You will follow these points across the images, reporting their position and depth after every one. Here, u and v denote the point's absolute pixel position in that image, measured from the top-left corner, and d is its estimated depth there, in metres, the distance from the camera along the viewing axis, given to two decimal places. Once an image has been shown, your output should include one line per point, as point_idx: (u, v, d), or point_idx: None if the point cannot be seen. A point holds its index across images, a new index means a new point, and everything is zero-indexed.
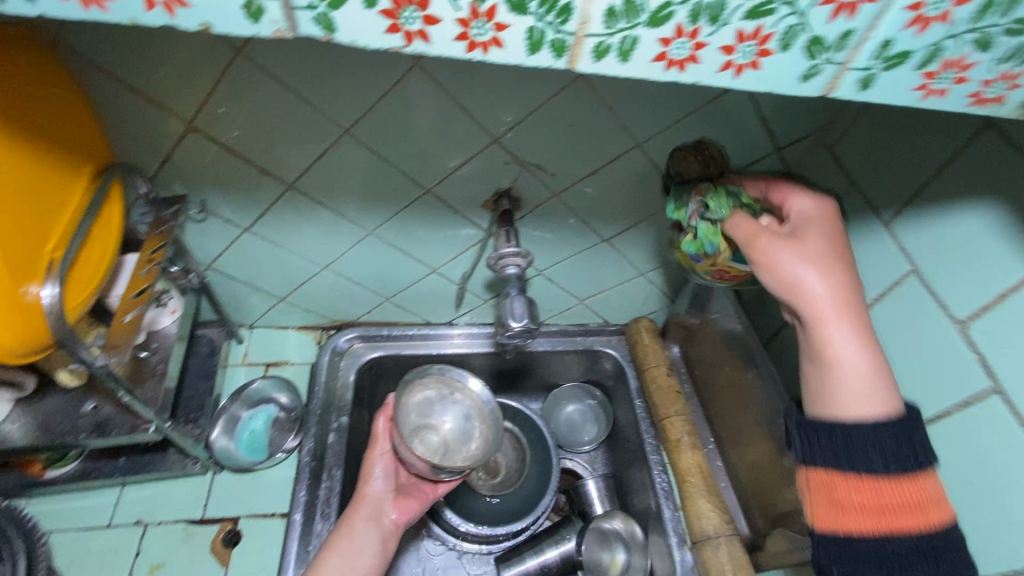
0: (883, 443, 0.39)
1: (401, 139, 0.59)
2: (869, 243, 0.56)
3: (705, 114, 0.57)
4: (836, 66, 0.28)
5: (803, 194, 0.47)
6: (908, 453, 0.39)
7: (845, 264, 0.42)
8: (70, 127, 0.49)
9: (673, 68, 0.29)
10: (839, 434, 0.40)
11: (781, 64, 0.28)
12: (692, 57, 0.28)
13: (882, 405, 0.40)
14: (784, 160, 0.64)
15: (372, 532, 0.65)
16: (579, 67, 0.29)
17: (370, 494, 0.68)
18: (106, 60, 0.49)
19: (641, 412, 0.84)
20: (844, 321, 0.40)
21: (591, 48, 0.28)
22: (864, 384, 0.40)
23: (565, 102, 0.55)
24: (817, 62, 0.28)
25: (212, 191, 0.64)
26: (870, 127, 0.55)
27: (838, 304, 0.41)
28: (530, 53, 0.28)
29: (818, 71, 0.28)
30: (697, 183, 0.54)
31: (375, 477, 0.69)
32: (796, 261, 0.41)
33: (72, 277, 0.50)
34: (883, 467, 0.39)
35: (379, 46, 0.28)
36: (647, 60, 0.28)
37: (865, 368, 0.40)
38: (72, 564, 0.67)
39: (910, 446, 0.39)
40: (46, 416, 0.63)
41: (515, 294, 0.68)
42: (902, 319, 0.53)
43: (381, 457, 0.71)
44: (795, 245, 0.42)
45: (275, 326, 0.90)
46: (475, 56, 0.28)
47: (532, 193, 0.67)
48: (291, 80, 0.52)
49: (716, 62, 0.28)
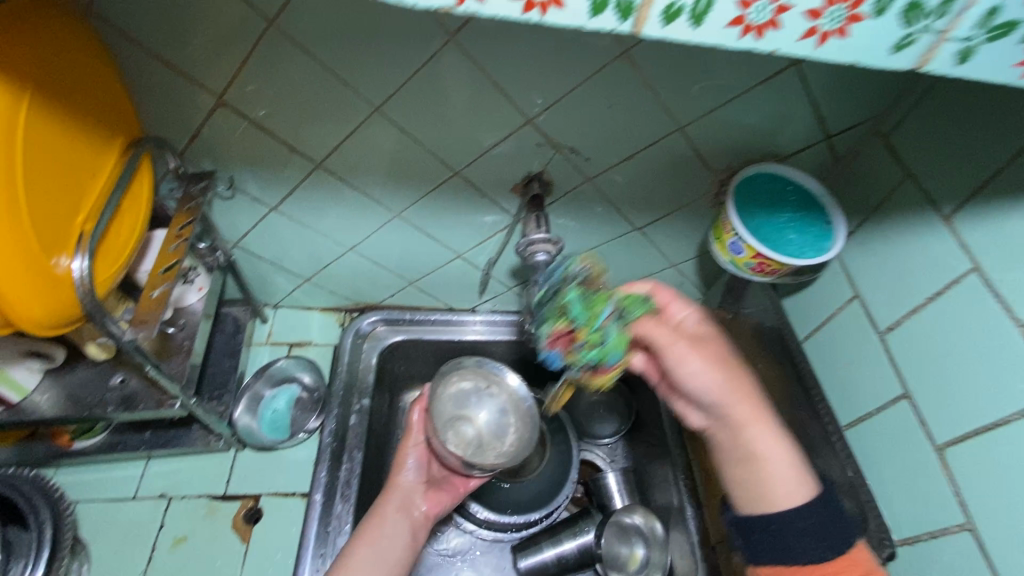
0: (816, 531, 0.44)
1: (432, 118, 0.57)
2: (924, 239, 0.53)
3: (753, 97, 0.54)
4: (934, 35, 0.25)
5: (682, 302, 0.54)
6: (835, 534, 0.44)
7: (739, 367, 0.49)
8: (101, 99, 0.48)
9: (749, 35, 0.26)
10: (775, 531, 0.45)
11: (870, 33, 0.26)
12: (772, 22, 0.25)
13: (804, 489, 0.46)
14: (832, 148, 0.60)
15: (403, 525, 0.65)
16: (645, 33, 0.26)
17: (402, 485, 0.68)
18: (137, 30, 0.48)
19: (666, 406, 0.82)
20: (760, 420, 0.47)
21: (661, 10, 0.25)
22: (782, 473, 0.46)
23: (605, 82, 0.53)
24: (912, 31, 0.25)
25: (240, 168, 0.63)
26: (933, 114, 0.51)
27: (749, 405, 0.47)
28: (594, 13, 0.25)
29: (913, 40, 0.25)
30: (597, 286, 0.55)
31: (407, 466, 0.69)
32: (704, 370, 0.47)
33: (102, 251, 0.50)
34: (823, 553, 0.44)
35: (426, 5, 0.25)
36: (722, 25, 0.25)
37: (785, 460, 0.46)
38: (98, 534, 0.69)
39: (836, 523, 0.45)
40: (76, 387, 0.64)
41: (544, 282, 0.64)
42: (955, 320, 0.49)
43: (415, 448, 0.70)
44: (700, 353, 0.48)
45: (299, 306, 0.90)
46: (532, 17, 0.25)
47: (564, 178, 0.65)
48: (323, 54, 0.51)
49: (799, 29, 0.25)
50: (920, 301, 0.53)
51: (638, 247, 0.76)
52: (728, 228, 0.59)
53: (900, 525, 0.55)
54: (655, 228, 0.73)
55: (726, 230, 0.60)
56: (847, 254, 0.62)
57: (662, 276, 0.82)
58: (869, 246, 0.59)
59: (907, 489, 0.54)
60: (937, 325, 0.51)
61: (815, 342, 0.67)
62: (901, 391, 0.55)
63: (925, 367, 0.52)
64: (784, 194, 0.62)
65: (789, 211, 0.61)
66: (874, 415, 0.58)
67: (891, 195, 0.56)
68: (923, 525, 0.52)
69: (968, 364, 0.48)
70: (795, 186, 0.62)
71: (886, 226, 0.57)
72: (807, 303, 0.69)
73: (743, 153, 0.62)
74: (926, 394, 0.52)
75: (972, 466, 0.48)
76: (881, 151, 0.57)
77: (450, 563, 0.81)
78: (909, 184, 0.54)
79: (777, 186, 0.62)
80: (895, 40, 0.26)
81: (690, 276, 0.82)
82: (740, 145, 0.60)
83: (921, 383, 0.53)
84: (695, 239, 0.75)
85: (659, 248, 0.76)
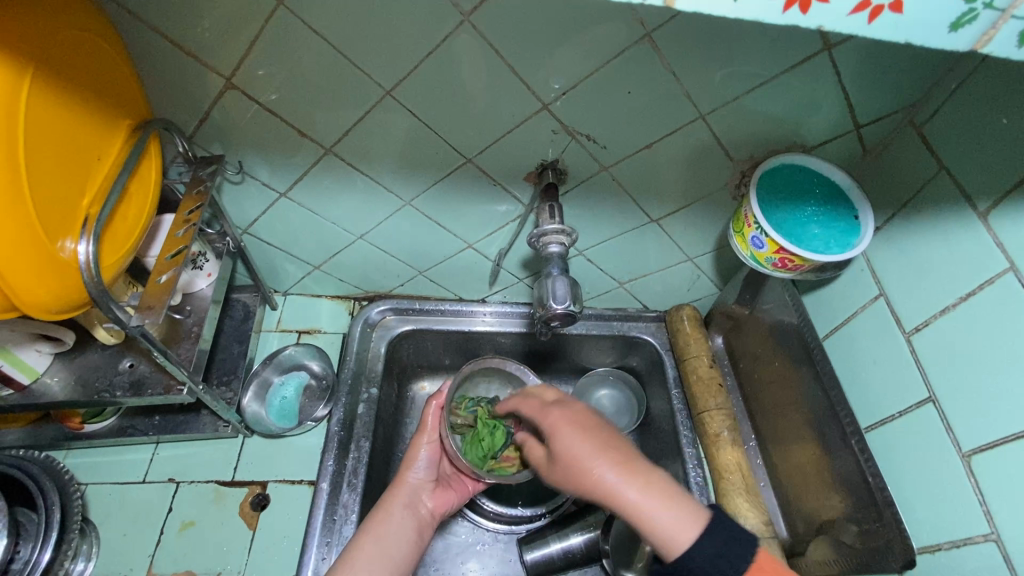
0: (712, 563, 0.45)
1: (444, 103, 0.56)
2: (957, 236, 0.50)
3: (779, 85, 0.52)
4: (997, 11, 0.23)
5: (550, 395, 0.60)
6: (740, 547, 0.45)
7: (591, 442, 0.52)
8: (107, 79, 0.47)
9: (794, 8, 0.23)
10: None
11: (924, 9, 0.23)
12: None
13: (686, 524, 0.46)
14: (862, 139, 0.58)
15: (409, 523, 0.64)
16: (677, 5, 0.24)
17: (410, 482, 0.67)
18: (145, 7, 0.47)
19: (677, 403, 0.80)
20: (625, 482, 0.48)
21: None
22: (661, 510, 0.47)
23: (625, 66, 0.51)
24: (974, 6, 0.23)
25: (249, 153, 0.62)
26: (972, 103, 0.48)
27: (614, 477, 0.49)
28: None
29: (974, 17, 0.23)
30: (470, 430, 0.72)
31: (418, 463, 0.68)
32: (569, 460, 0.52)
33: (108, 235, 0.49)
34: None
35: None
36: None
37: (656, 507, 0.47)
38: (107, 516, 0.69)
39: (734, 544, 0.45)
40: (86, 371, 0.64)
41: (558, 274, 0.64)
42: (989, 322, 0.47)
43: (427, 446, 0.69)
44: (562, 449, 0.53)
45: (308, 294, 0.90)
46: None
47: (579, 167, 0.63)
48: (333, 35, 0.49)
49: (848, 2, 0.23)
50: (951, 301, 0.50)
51: (653, 240, 0.74)
52: (750, 219, 0.57)
53: (921, 532, 0.53)
54: (672, 220, 0.71)
55: (747, 223, 0.58)
56: (873, 250, 0.60)
57: (677, 269, 0.80)
58: (898, 242, 0.56)
59: (929, 495, 0.52)
60: (969, 326, 0.49)
61: (836, 341, 0.65)
62: (927, 394, 0.52)
63: (953, 370, 0.50)
64: (809, 186, 0.59)
65: (814, 204, 0.59)
66: (896, 418, 0.56)
67: (923, 189, 0.54)
68: (945, 533, 0.50)
69: (1000, 368, 0.46)
70: (821, 179, 0.59)
71: (917, 222, 0.54)
72: (828, 300, 0.66)
73: (767, 144, 0.59)
74: (953, 398, 0.50)
75: (1001, 474, 0.46)
76: (915, 142, 0.54)
77: (456, 554, 0.81)
78: (945, 176, 0.51)
79: (803, 178, 0.60)
80: (955, 16, 0.23)
81: (707, 270, 0.80)
82: (764, 135, 0.58)
83: (949, 386, 0.50)
84: (712, 232, 0.73)
85: (676, 241, 0.74)
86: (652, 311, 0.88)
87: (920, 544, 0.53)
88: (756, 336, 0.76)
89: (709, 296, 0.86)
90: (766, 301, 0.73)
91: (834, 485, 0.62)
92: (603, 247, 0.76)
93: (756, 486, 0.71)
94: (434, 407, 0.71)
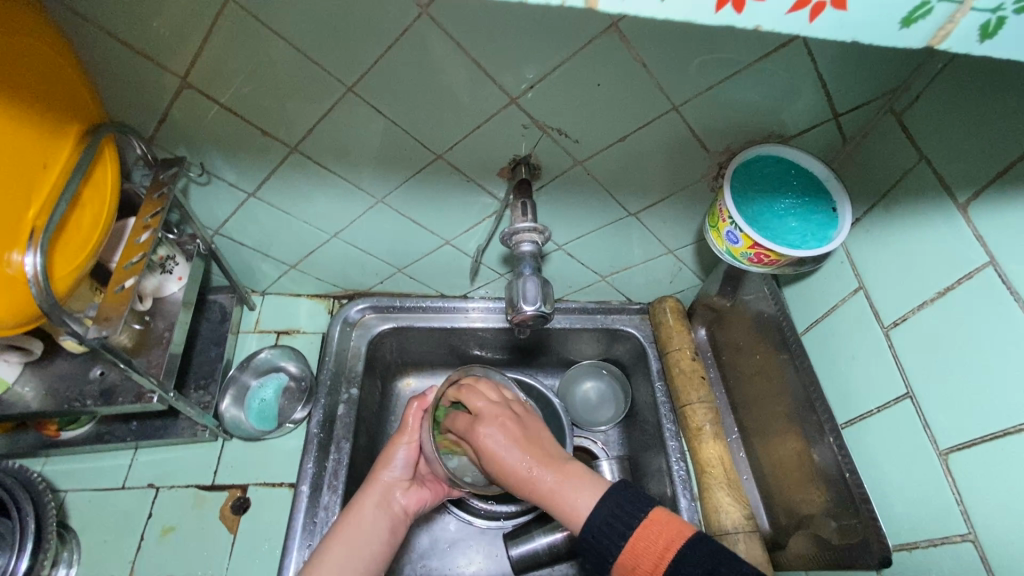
0: (609, 523, 0.47)
1: (410, 99, 0.54)
2: (937, 229, 0.49)
3: (754, 74, 0.50)
4: (954, 4, 0.21)
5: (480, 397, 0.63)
6: (631, 502, 0.48)
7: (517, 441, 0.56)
8: (51, 82, 0.45)
9: (727, 8, 0.22)
10: (588, 543, 0.48)
11: (872, 7, 0.22)
12: None
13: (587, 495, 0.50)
14: (841, 128, 0.56)
15: (382, 521, 0.64)
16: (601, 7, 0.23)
17: (383, 480, 0.67)
18: (91, 7, 0.44)
19: (661, 395, 0.79)
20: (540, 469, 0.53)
21: None
22: (564, 488, 0.51)
23: (593, 58, 0.49)
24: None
25: (212, 153, 0.61)
26: (954, 89, 0.47)
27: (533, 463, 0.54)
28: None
29: (928, 11, 0.22)
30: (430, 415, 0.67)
31: (394, 462, 0.68)
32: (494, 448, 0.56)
33: (60, 245, 0.48)
34: (622, 541, 0.46)
35: None
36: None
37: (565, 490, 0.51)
38: (87, 523, 0.69)
39: (624, 505, 0.48)
40: (56, 380, 0.63)
41: (529, 274, 0.63)
42: (967, 317, 0.46)
43: (405, 445, 0.69)
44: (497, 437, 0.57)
45: (287, 293, 0.89)
46: None
47: (553, 161, 0.62)
48: (289, 32, 0.47)
49: (786, 1, 0.22)
50: (929, 296, 0.49)
51: (633, 232, 0.73)
52: (725, 214, 0.56)
53: (898, 529, 0.52)
54: (650, 213, 0.69)
55: (723, 218, 0.57)
56: (852, 242, 0.58)
57: (659, 262, 0.79)
58: (877, 234, 0.55)
59: (907, 491, 0.51)
60: (946, 321, 0.48)
61: (816, 334, 0.64)
62: (905, 390, 0.51)
63: (929, 365, 0.49)
64: (786, 178, 0.58)
65: (791, 196, 0.58)
66: (874, 414, 0.55)
67: (903, 179, 0.52)
68: (922, 531, 0.50)
69: (979, 364, 0.45)
70: (799, 170, 0.58)
71: (896, 213, 0.53)
72: (808, 292, 0.65)
73: (745, 134, 0.58)
74: (930, 394, 0.49)
75: (977, 473, 0.45)
76: (895, 130, 0.53)
77: (443, 550, 0.81)
78: (925, 166, 0.50)
79: (781, 170, 0.58)
80: (906, 12, 0.22)
81: (688, 262, 0.78)
82: (740, 126, 0.56)
83: (927, 382, 0.49)
84: (693, 223, 0.71)
85: (656, 234, 0.73)
86: (635, 303, 0.87)
87: (898, 541, 0.52)
88: (739, 327, 0.75)
89: (693, 288, 0.85)
90: (748, 293, 0.72)
91: (815, 479, 0.62)
92: (583, 241, 0.75)
93: (739, 479, 0.71)
94: (416, 409, 0.71)
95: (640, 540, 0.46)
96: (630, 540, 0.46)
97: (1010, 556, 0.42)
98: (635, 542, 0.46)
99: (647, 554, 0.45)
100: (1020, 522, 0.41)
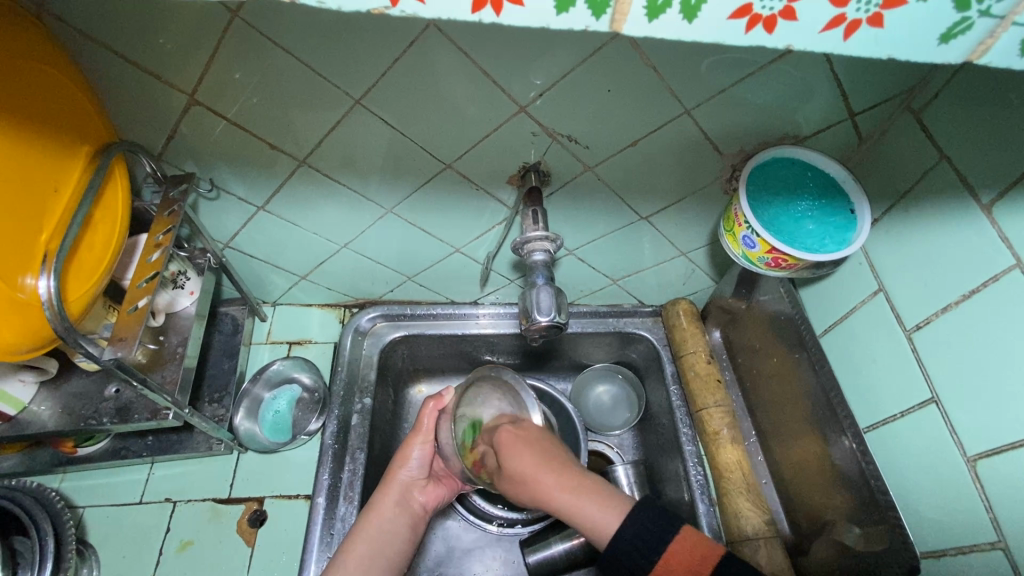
0: (639, 537, 0.48)
1: (418, 110, 0.53)
2: (960, 229, 0.48)
3: (767, 76, 0.49)
4: (995, 19, 0.21)
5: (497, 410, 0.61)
6: (661, 520, 0.49)
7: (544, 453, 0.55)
8: (61, 106, 0.45)
9: (757, 28, 0.22)
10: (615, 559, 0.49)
11: (909, 22, 0.22)
12: (786, 12, 0.22)
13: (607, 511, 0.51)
14: (857, 127, 0.55)
15: (402, 520, 0.64)
16: (626, 31, 0.23)
17: (401, 479, 0.67)
18: (97, 27, 0.44)
19: (676, 399, 0.78)
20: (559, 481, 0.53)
21: (643, 3, 0.22)
22: (589, 505, 0.52)
23: (602, 64, 0.48)
24: (967, 15, 0.21)
25: (221, 168, 0.60)
26: (974, 86, 0.45)
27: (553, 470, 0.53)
28: (561, 11, 0.22)
29: (968, 26, 0.21)
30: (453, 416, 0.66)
31: (411, 461, 0.67)
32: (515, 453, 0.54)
33: (73, 268, 0.48)
34: (655, 557, 0.48)
35: (364, 6, 0.23)
36: (721, 17, 0.22)
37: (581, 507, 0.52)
38: (106, 539, 0.69)
39: (655, 520, 0.49)
40: (72, 398, 0.64)
41: (542, 284, 0.62)
42: (994, 321, 0.45)
43: (422, 444, 0.68)
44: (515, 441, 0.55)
45: (298, 303, 0.89)
46: (486, 17, 0.23)
47: (563, 167, 0.61)
48: (295, 47, 0.47)
49: (818, 20, 0.22)
50: (953, 298, 0.48)
51: (645, 236, 0.72)
52: (740, 219, 0.55)
53: (926, 536, 0.51)
54: (661, 217, 0.68)
55: (737, 222, 0.56)
56: (871, 243, 0.57)
57: (671, 264, 0.78)
58: (897, 234, 0.54)
59: (935, 498, 0.50)
60: (971, 323, 0.47)
61: (835, 336, 0.63)
62: (930, 395, 0.50)
63: (954, 370, 0.48)
64: (802, 180, 0.57)
65: (808, 199, 0.57)
66: (897, 418, 0.54)
67: (923, 179, 0.51)
68: (951, 539, 0.49)
69: (1006, 368, 0.44)
70: (814, 172, 0.57)
71: (916, 213, 0.52)
72: (826, 294, 0.64)
73: (758, 136, 0.57)
74: (955, 398, 0.48)
75: (1007, 481, 0.44)
76: (913, 128, 0.52)
77: (460, 557, 0.80)
78: (946, 165, 0.49)
79: (795, 172, 0.57)
80: (945, 27, 0.21)
81: (701, 264, 0.78)
82: (753, 128, 0.55)
83: (951, 386, 0.48)
84: (705, 225, 0.70)
85: (668, 237, 0.72)
86: (647, 306, 0.86)
87: (925, 548, 0.51)
88: (754, 328, 0.74)
89: (707, 289, 0.84)
90: (763, 294, 0.71)
91: (836, 483, 0.61)
92: (594, 245, 0.74)
93: (758, 484, 0.70)
94: (431, 408, 0.68)
95: (673, 553, 0.48)
96: (664, 556, 0.47)
97: None
98: (669, 555, 0.47)
99: (681, 567, 0.47)
100: None
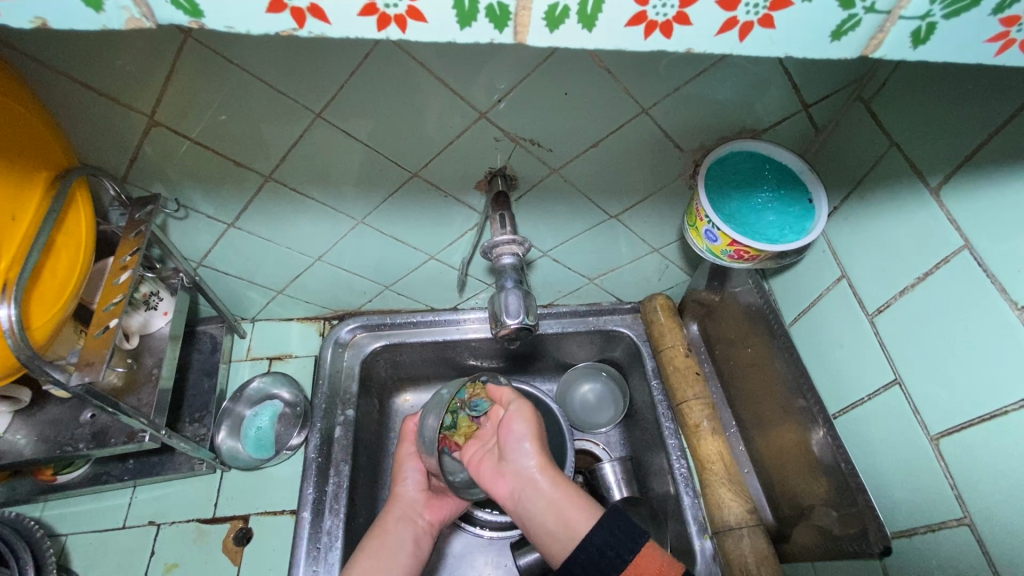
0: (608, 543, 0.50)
1: (381, 122, 0.54)
2: (914, 213, 0.49)
3: (718, 73, 0.50)
4: (881, 15, 0.24)
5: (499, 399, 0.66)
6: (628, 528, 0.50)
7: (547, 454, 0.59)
8: (15, 132, 0.45)
9: (655, 34, 0.25)
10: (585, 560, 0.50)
11: (800, 24, 0.25)
12: (680, 16, 0.24)
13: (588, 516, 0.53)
14: (812, 118, 0.56)
15: (405, 532, 0.65)
16: (530, 41, 0.26)
17: (405, 496, 0.68)
18: (52, 56, 0.44)
19: (658, 394, 0.79)
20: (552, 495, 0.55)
21: (543, 14, 0.25)
22: (569, 508, 0.54)
23: (558, 69, 0.49)
24: (854, 12, 0.24)
25: (188, 187, 0.60)
26: (914, 77, 0.47)
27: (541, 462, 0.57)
28: (464, 27, 0.25)
29: (855, 23, 0.24)
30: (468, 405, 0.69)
31: (406, 478, 0.70)
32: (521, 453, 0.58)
33: (33, 295, 0.47)
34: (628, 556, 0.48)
35: (266, 30, 0.25)
36: (620, 25, 0.25)
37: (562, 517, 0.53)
38: (90, 565, 0.68)
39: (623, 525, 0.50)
40: (47, 425, 0.63)
41: (511, 287, 0.63)
42: (943, 305, 0.46)
43: (410, 458, 0.71)
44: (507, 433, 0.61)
45: (277, 318, 0.89)
46: (391, 33, 0.25)
47: (529, 171, 0.62)
48: (251, 64, 0.47)
49: (715, 21, 0.25)
50: (911, 281, 0.49)
51: (617, 234, 0.73)
52: (701, 214, 0.56)
53: (898, 517, 0.52)
54: (632, 215, 0.69)
55: (699, 217, 0.57)
56: (833, 232, 0.58)
57: (646, 261, 0.79)
58: (855, 221, 0.55)
59: (904, 478, 0.51)
60: (928, 305, 0.48)
61: (805, 324, 0.64)
62: (894, 377, 0.51)
63: (918, 350, 0.49)
64: (761, 172, 0.59)
65: (767, 190, 0.58)
66: (865, 402, 0.55)
67: (877, 166, 0.52)
68: (921, 518, 0.49)
69: (960, 347, 0.45)
70: (773, 163, 0.58)
71: (873, 201, 0.53)
72: (794, 282, 0.65)
73: (718, 131, 0.58)
74: (916, 379, 0.49)
75: (968, 457, 0.45)
76: (865, 118, 0.53)
77: (452, 564, 0.78)
78: (897, 152, 0.50)
79: (754, 165, 0.59)
80: (835, 27, 0.25)
81: (674, 259, 0.79)
82: (711, 124, 0.56)
83: (912, 368, 0.49)
84: (675, 222, 0.71)
85: (639, 234, 0.73)
86: (626, 303, 0.87)
87: (897, 529, 0.52)
88: (729, 319, 0.75)
89: (683, 283, 0.85)
90: (736, 286, 0.73)
91: (815, 470, 0.62)
92: (567, 245, 0.74)
93: (740, 473, 0.70)
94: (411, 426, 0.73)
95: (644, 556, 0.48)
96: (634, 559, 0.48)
97: (1007, 541, 0.42)
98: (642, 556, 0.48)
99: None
100: (1014, 504, 0.41)
